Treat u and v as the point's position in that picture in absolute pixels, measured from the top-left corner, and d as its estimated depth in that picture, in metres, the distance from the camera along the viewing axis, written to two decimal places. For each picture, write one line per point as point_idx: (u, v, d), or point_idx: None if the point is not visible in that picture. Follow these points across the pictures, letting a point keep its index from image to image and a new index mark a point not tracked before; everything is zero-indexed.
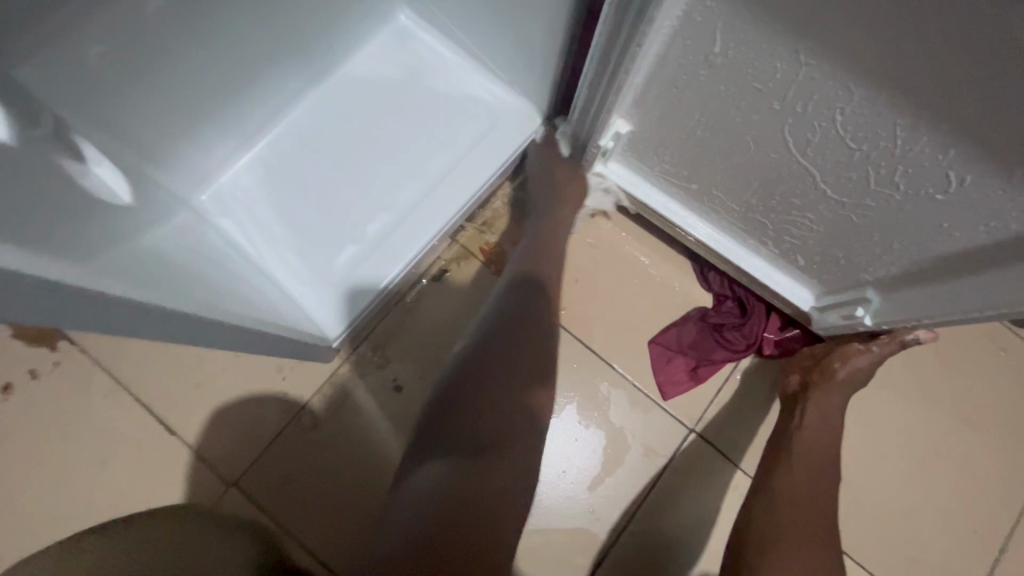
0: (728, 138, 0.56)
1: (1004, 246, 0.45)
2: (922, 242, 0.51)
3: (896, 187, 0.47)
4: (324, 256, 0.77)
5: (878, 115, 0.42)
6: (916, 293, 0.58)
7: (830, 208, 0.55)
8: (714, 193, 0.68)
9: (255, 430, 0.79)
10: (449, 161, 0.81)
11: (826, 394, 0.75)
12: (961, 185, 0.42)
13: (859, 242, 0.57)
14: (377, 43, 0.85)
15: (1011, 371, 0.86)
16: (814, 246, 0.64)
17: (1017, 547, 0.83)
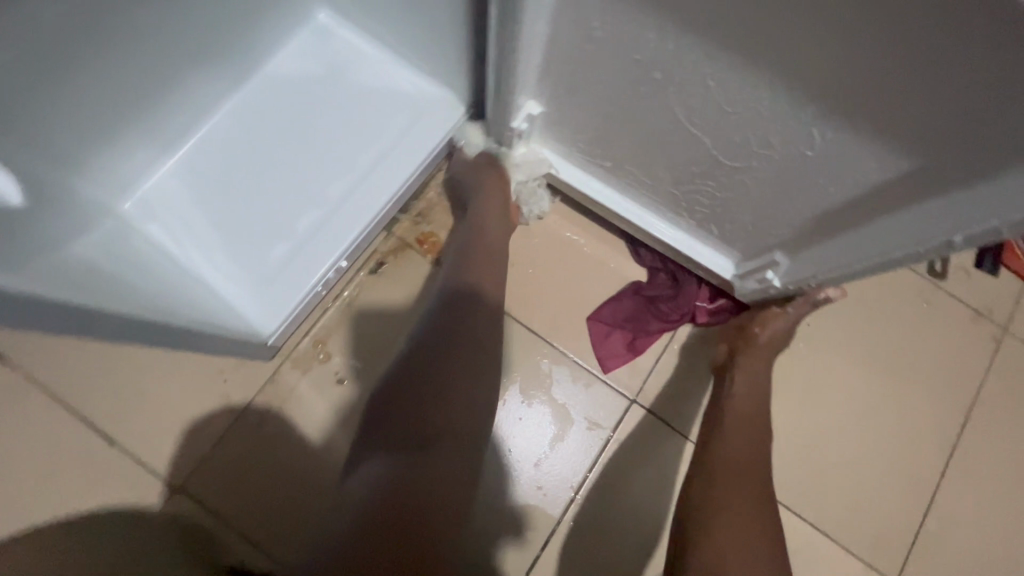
0: (626, 111, 0.59)
1: (875, 192, 0.48)
2: (809, 198, 0.54)
3: (774, 147, 0.51)
4: (252, 256, 0.76)
5: (741, 75, 0.45)
6: (813, 252, 0.61)
7: (726, 173, 0.58)
8: (629, 168, 0.70)
9: (200, 432, 0.80)
10: (376, 154, 0.81)
11: (753, 360, 0.79)
12: (824, 140, 0.46)
13: (758, 205, 0.60)
14: (298, 40, 0.85)
15: (930, 322, 0.92)
16: (723, 213, 0.67)
17: (949, 485, 0.87)
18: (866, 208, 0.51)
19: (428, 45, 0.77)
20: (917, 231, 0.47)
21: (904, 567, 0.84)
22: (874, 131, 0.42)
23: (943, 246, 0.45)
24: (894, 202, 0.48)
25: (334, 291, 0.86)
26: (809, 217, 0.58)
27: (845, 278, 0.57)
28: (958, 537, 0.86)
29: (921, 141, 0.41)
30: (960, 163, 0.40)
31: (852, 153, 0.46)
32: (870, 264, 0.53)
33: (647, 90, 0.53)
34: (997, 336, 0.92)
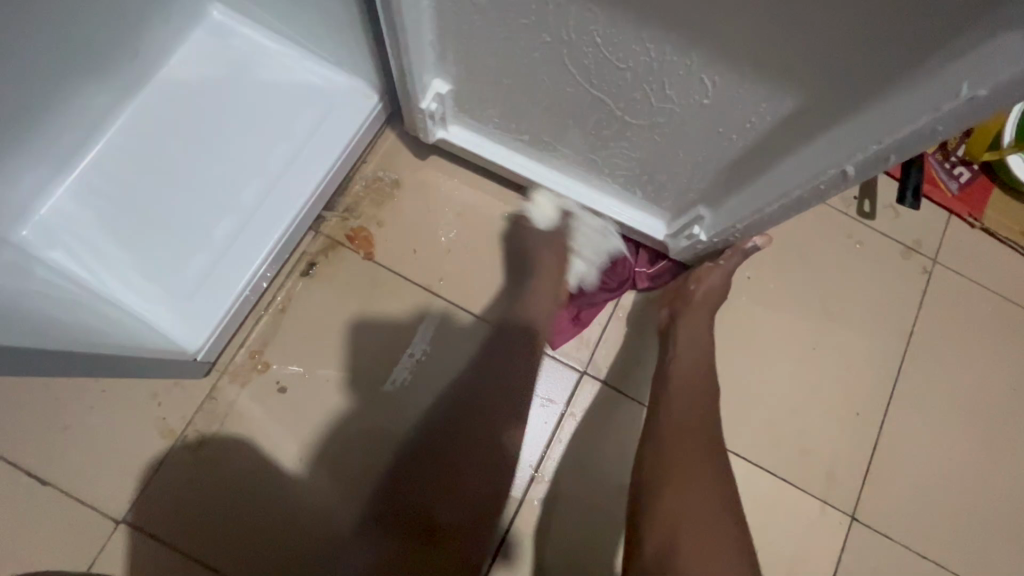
0: (528, 79, 0.58)
1: (771, 136, 0.49)
2: (715, 149, 0.54)
3: (672, 100, 0.50)
4: (169, 271, 0.73)
5: (623, 29, 0.44)
6: (730, 202, 0.61)
7: (635, 132, 0.58)
8: (546, 139, 0.69)
9: (138, 461, 0.76)
10: (290, 152, 0.78)
11: (693, 317, 0.79)
12: (715, 85, 0.46)
13: (670, 161, 0.60)
14: (193, 42, 0.81)
15: (863, 262, 0.94)
16: (641, 174, 0.66)
17: (895, 415, 0.90)
18: (766, 153, 0.52)
19: (328, 32, 0.74)
20: (813, 167, 0.48)
21: (860, 499, 0.87)
22: (757, 71, 0.42)
23: (840, 177, 0.46)
24: (790, 142, 0.48)
25: (266, 299, 0.83)
26: (719, 169, 0.58)
27: (762, 224, 0.58)
28: (908, 464, 0.89)
29: (804, 72, 0.41)
30: (841, 93, 0.41)
31: (745, 95, 0.45)
32: (781, 206, 0.54)
33: (542, 55, 0.53)
34: (927, 267, 0.95)
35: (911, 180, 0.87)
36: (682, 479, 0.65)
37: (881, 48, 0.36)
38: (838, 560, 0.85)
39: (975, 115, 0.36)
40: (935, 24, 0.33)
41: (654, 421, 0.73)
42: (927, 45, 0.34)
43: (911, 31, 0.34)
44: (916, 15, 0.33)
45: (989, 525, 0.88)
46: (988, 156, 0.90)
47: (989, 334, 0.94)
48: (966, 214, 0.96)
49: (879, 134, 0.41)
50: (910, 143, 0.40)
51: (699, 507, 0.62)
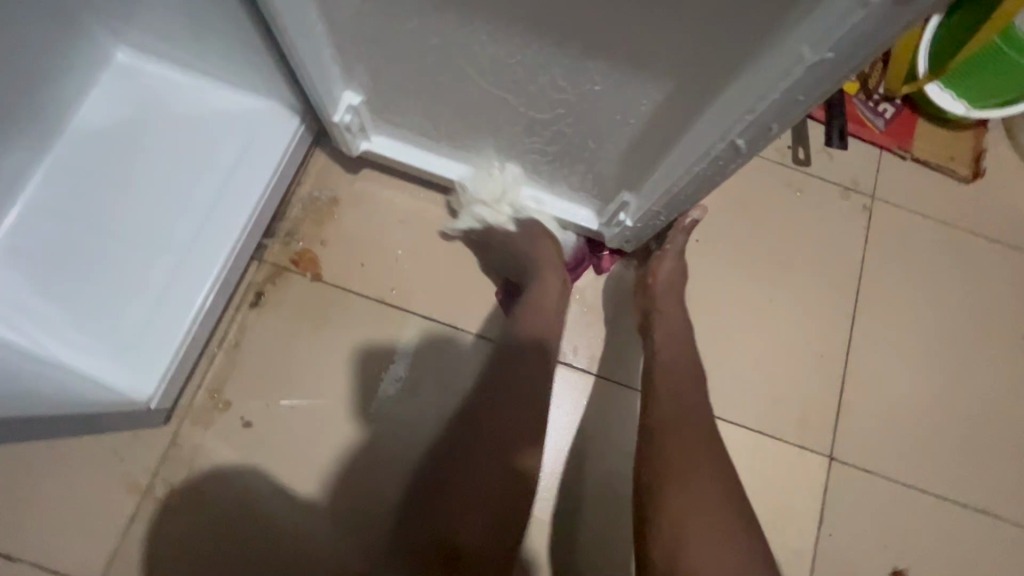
0: (432, 83, 0.58)
1: (661, 115, 0.50)
2: (617, 132, 0.56)
3: (566, 89, 0.51)
4: (107, 321, 0.70)
5: (503, 23, 0.45)
6: (647, 186, 0.60)
7: (542, 124, 0.59)
8: (462, 139, 0.69)
9: (107, 521, 0.74)
10: (216, 184, 0.76)
11: (669, 313, 0.78)
12: (601, 70, 0.47)
13: (584, 146, 0.61)
14: (100, 89, 0.79)
15: (805, 208, 0.97)
16: (561, 160, 0.66)
17: (858, 353, 0.92)
18: (666, 128, 0.52)
19: (239, 60, 0.74)
20: (701, 144, 0.48)
21: (835, 439, 0.88)
22: (632, 47, 0.43)
23: (732, 152, 0.47)
24: (683, 117, 0.48)
25: (218, 335, 0.81)
26: (631, 148, 0.58)
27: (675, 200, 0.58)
28: (875, 398, 0.90)
29: (675, 50, 0.42)
30: (708, 67, 0.42)
31: (631, 71, 0.46)
32: (685, 182, 0.53)
33: (438, 54, 0.53)
34: (867, 204, 0.98)
35: (835, 124, 0.89)
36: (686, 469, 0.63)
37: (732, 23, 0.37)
38: (823, 502, 0.86)
39: (822, 73, 0.36)
40: None
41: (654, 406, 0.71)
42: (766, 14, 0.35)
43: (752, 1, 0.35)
44: None
45: (963, 441, 0.90)
46: (904, 90, 0.93)
47: (934, 258, 0.97)
48: (895, 146, 0.98)
49: (751, 106, 0.41)
50: (777, 111, 0.40)
51: (712, 496, 0.61)
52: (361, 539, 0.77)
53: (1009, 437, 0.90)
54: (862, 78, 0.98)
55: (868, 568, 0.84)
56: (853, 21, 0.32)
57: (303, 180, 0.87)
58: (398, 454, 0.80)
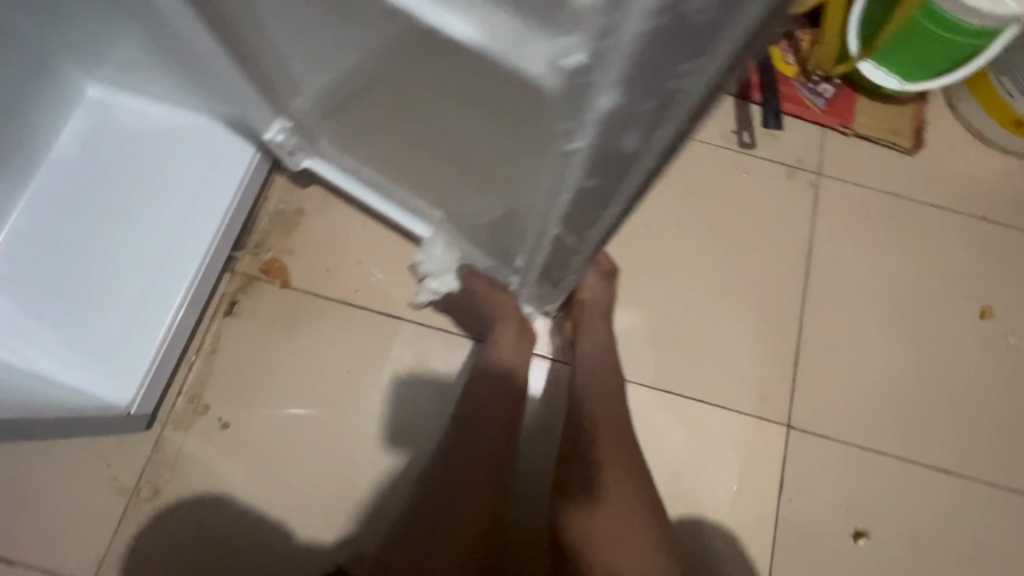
0: (327, 105, 0.61)
1: (496, 173, 0.49)
2: (476, 183, 0.55)
3: (418, 130, 0.52)
4: (86, 336, 0.76)
5: (340, 58, 0.47)
6: (522, 243, 0.60)
7: (420, 159, 0.59)
8: (372, 167, 0.72)
9: (97, 523, 0.79)
10: (184, 203, 0.82)
11: (590, 323, 0.82)
12: (431, 117, 0.47)
13: (462, 193, 0.61)
14: (74, 121, 0.85)
15: (752, 189, 1.00)
16: (453, 206, 0.67)
17: (811, 324, 0.95)
18: (511, 198, 0.52)
19: (198, 89, 0.79)
20: (539, 207, 0.47)
21: (792, 408, 0.92)
22: (461, 144, 0.49)
23: (567, 241, 0.51)
24: (518, 210, 0.53)
25: (194, 343, 0.86)
26: (497, 227, 0.63)
27: (548, 269, 0.63)
28: (829, 367, 0.94)
29: (474, 114, 0.41)
30: (505, 137, 0.42)
31: (469, 162, 0.51)
32: (546, 257, 0.58)
33: (322, 80, 0.55)
34: (813, 181, 1.01)
35: (767, 105, 0.95)
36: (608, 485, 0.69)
37: (499, 98, 0.37)
38: (781, 468, 0.90)
39: (593, 194, 0.41)
40: (509, 76, 0.33)
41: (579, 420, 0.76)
42: (532, 151, 0.40)
43: (500, 83, 0.34)
44: (488, 68, 0.33)
45: (917, 402, 0.93)
46: (839, 70, 0.97)
47: (881, 228, 1.00)
48: (836, 124, 1.03)
49: (557, 212, 0.46)
50: (578, 218, 0.45)
51: (628, 529, 0.66)
52: (337, 528, 0.82)
53: (962, 394, 0.93)
54: (800, 62, 1.01)
55: (826, 528, 0.88)
56: (587, 164, 0.37)
57: (269, 193, 0.93)
58: (371, 445, 0.85)
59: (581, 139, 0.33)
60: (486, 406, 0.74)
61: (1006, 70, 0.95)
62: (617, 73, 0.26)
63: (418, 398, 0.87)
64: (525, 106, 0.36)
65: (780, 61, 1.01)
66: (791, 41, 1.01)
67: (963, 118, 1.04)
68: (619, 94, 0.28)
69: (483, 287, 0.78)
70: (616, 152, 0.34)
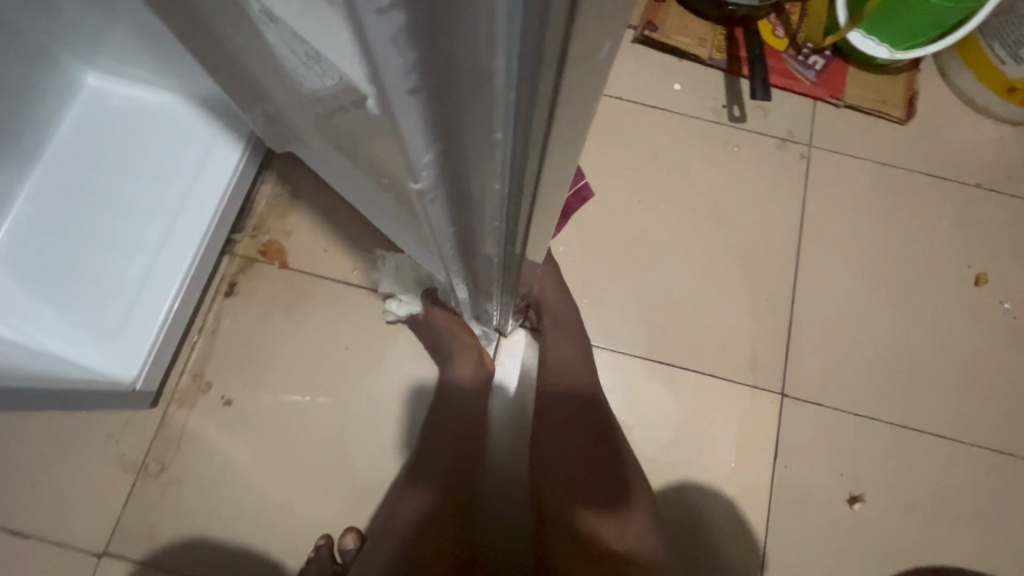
0: (275, 95, 0.60)
1: (394, 187, 0.46)
2: (388, 194, 0.52)
3: (333, 129, 0.49)
4: (92, 316, 0.78)
5: (257, 42, 0.45)
6: (442, 261, 0.56)
7: (347, 163, 0.56)
8: (328, 163, 0.70)
9: (106, 498, 0.81)
10: (182, 186, 0.84)
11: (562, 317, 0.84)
12: (332, 117, 0.44)
13: (386, 202, 0.57)
14: (74, 109, 0.87)
15: (743, 162, 1.01)
16: (387, 213, 0.63)
17: (804, 294, 0.96)
18: (413, 216, 0.48)
19: (190, 74, 0.81)
20: (429, 228, 0.43)
21: (786, 377, 0.93)
22: (359, 149, 0.46)
23: (479, 265, 0.51)
24: (428, 239, 0.52)
25: (197, 324, 0.89)
26: (421, 249, 0.62)
27: (476, 284, 0.59)
28: (822, 336, 0.94)
29: (351, 119, 0.38)
30: (379, 150, 0.38)
31: (379, 179, 0.50)
32: (470, 278, 0.58)
33: (267, 70, 0.54)
34: (804, 152, 1.02)
35: (757, 77, 0.94)
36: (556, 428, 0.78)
37: (353, 105, 0.33)
38: (776, 436, 0.91)
39: (476, 227, 0.39)
40: (344, 80, 0.29)
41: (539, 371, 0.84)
42: (399, 177, 0.37)
43: (345, 89, 0.31)
44: (329, 69, 0.30)
45: (911, 369, 0.93)
46: (828, 40, 0.97)
47: (873, 198, 1.00)
48: (828, 96, 1.03)
49: (449, 238, 0.43)
50: (475, 245, 0.44)
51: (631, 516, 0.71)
52: (338, 500, 0.84)
53: (957, 360, 0.94)
54: (790, 35, 1.01)
55: (822, 495, 0.89)
56: (449, 202, 0.35)
57: (266, 177, 0.95)
58: (370, 420, 0.87)
59: (430, 186, 0.32)
60: (456, 411, 0.80)
61: (998, 37, 0.94)
62: (424, 130, 0.25)
63: (415, 373, 0.89)
64: (382, 146, 0.34)
65: (770, 36, 1.02)
66: (780, 14, 1.01)
67: (956, 86, 1.03)
68: (431, 126, 0.26)
69: (443, 319, 0.81)
70: (470, 189, 0.33)
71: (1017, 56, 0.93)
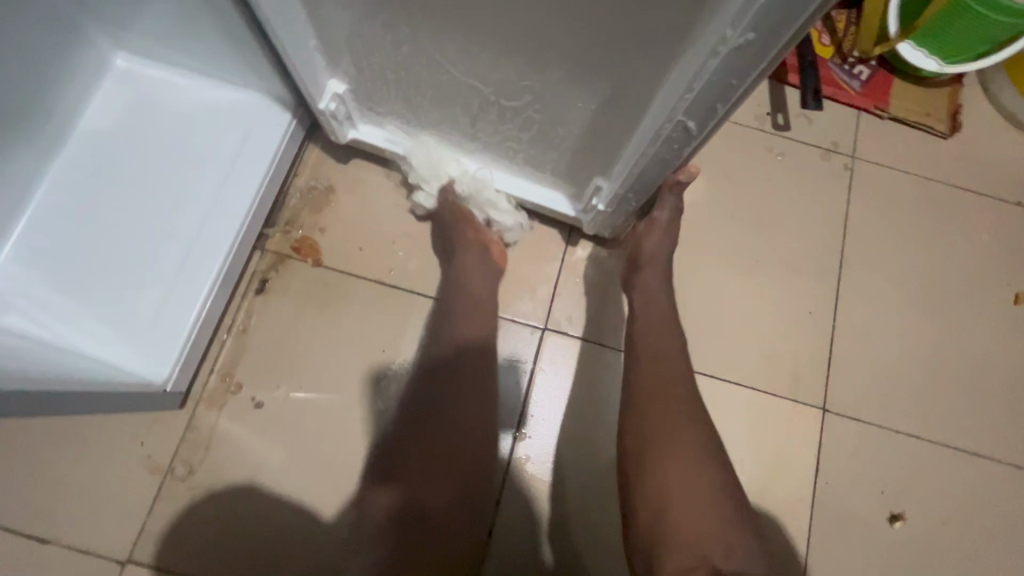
0: (405, 68, 0.64)
1: (616, 69, 0.50)
2: (577, 94, 0.57)
3: (520, 55, 0.54)
4: (121, 310, 0.74)
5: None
6: (630, 147, 0.61)
7: (515, 88, 0.60)
8: (441, 128, 0.75)
9: (130, 501, 0.78)
10: (218, 176, 0.80)
11: (649, 271, 0.81)
12: (549, 31, 0.48)
13: (558, 113, 0.62)
14: (103, 93, 0.83)
15: (786, 171, 0.99)
16: (529, 133, 0.68)
17: (845, 308, 0.95)
18: (638, 87, 0.52)
19: (230, 58, 0.77)
20: (685, 78, 0.47)
21: (827, 391, 0.91)
22: (576, 49, 0.50)
23: (684, 131, 0.52)
24: (639, 100, 0.54)
25: (226, 322, 0.85)
26: (597, 138, 0.63)
27: (638, 183, 0.63)
28: (864, 350, 0.93)
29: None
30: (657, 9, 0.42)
31: (583, 77, 0.53)
32: (645, 165, 0.59)
33: (397, 40, 0.59)
34: (847, 163, 1.00)
35: (809, 85, 0.92)
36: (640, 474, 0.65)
37: None
38: (817, 452, 0.90)
39: (747, 52, 0.41)
40: None
41: (633, 492, 0.66)
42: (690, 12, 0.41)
43: None
44: None
45: (952, 387, 0.93)
46: (877, 51, 0.95)
47: (917, 213, 0.99)
48: (873, 107, 1.01)
49: (696, 90, 0.46)
50: (713, 93, 0.46)
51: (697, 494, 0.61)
52: None
53: (998, 379, 0.93)
54: (836, 43, 1.00)
55: (863, 514, 0.88)
56: (750, 22, 0.38)
57: (299, 170, 0.91)
58: None
59: None
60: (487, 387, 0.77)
61: None
62: None
63: None
64: None
65: (817, 43, 1.00)
66: (827, 22, 1.00)
67: (999, 103, 1.02)
68: None
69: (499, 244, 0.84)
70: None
71: None
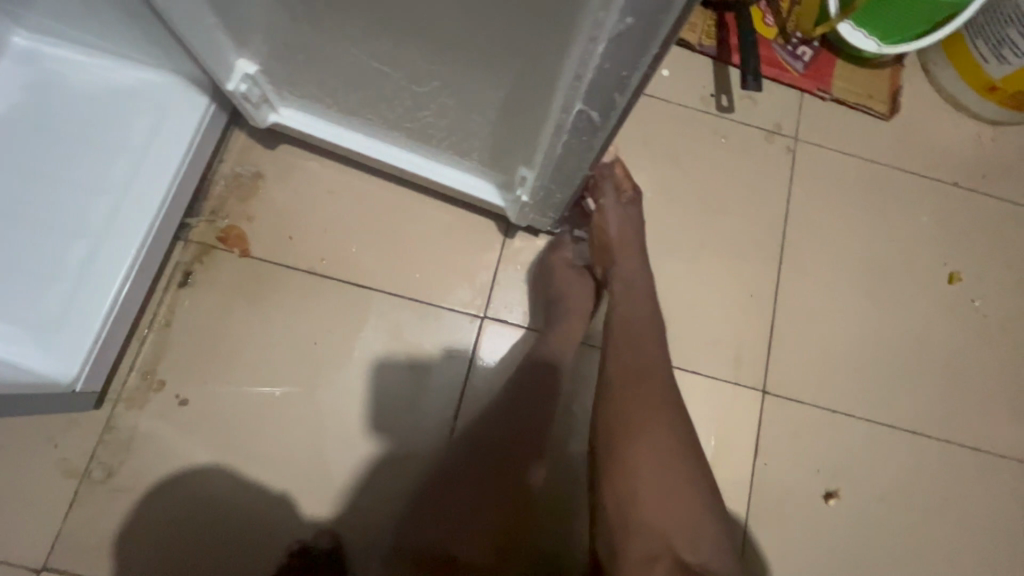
0: (310, 49, 0.60)
1: (515, 49, 0.48)
2: (486, 77, 0.54)
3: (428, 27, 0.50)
4: (25, 306, 0.69)
5: None
6: (543, 138, 0.60)
7: (422, 72, 0.57)
8: (363, 114, 0.71)
9: (47, 507, 0.74)
10: (130, 161, 0.75)
11: (624, 256, 0.78)
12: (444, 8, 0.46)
13: (465, 100, 0.59)
14: (2, 73, 0.77)
15: (729, 154, 0.98)
16: (443, 122, 0.66)
17: (786, 291, 0.95)
18: (537, 79, 0.51)
19: (140, 39, 0.72)
20: (574, 65, 0.46)
21: (768, 374, 0.92)
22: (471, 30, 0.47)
23: (589, 121, 0.52)
24: (540, 90, 0.53)
25: (148, 316, 0.81)
26: (510, 129, 0.62)
27: (558, 173, 0.63)
28: (803, 333, 0.94)
29: None
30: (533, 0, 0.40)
31: (483, 63, 0.52)
32: (560, 156, 0.59)
33: (297, 19, 0.55)
34: (790, 145, 1.00)
35: (749, 65, 0.91)
36: (612, 472, 0.65)
37: None
38: (757, 434, 0.90)
39: (629, 38, 0.40)
40: None
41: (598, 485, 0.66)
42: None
43: None
44: None
45: (889, 366, 0.94)
46: (819, 30, 0.92)
47: (856, 194, 0.99)
48: (816, 88, 1.00)
49: (589, 76, 0.46)
50: (607, 81, 0.46)
51: (672, 494, 0.62)
52: (305, 507, 0.79)
53: (931, 358, 0.95)
54: (779, 23, 0.99)
55: (801, 493, 0.89)
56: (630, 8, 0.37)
57: (225, 156, 0.87)
58: (342, 421, 0.82)
59: None
60: (535, 400, 0.75)
61: (981, 35, 0.94)
62: None
63: (388, 370, 0.84)
64: None
65: (760, 23, 0.99)
66: (771, 2, 0.99)
67: (939, 84, 1.03)
68: None
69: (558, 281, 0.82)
70: None
71: (999, 55, 0.92)
